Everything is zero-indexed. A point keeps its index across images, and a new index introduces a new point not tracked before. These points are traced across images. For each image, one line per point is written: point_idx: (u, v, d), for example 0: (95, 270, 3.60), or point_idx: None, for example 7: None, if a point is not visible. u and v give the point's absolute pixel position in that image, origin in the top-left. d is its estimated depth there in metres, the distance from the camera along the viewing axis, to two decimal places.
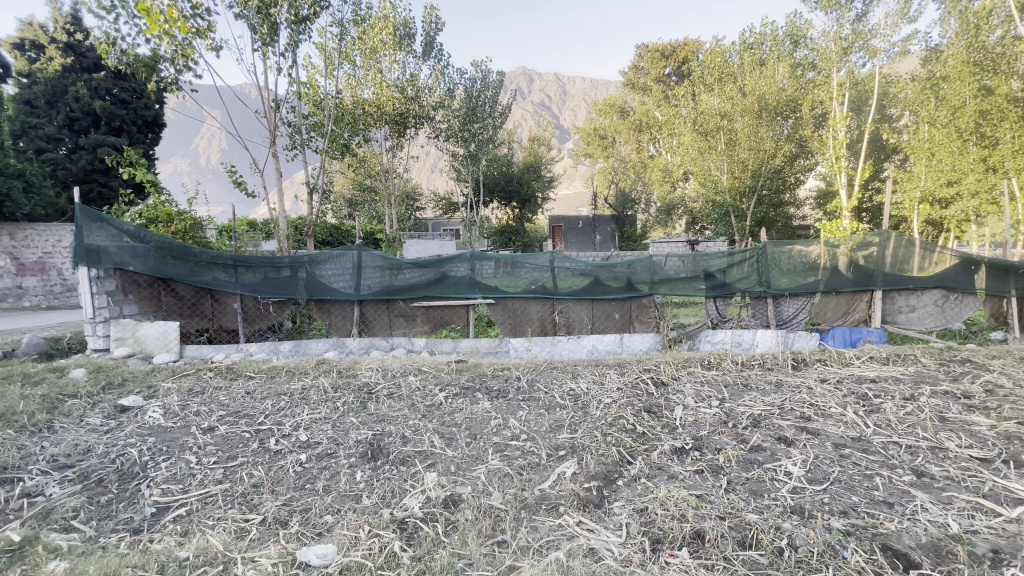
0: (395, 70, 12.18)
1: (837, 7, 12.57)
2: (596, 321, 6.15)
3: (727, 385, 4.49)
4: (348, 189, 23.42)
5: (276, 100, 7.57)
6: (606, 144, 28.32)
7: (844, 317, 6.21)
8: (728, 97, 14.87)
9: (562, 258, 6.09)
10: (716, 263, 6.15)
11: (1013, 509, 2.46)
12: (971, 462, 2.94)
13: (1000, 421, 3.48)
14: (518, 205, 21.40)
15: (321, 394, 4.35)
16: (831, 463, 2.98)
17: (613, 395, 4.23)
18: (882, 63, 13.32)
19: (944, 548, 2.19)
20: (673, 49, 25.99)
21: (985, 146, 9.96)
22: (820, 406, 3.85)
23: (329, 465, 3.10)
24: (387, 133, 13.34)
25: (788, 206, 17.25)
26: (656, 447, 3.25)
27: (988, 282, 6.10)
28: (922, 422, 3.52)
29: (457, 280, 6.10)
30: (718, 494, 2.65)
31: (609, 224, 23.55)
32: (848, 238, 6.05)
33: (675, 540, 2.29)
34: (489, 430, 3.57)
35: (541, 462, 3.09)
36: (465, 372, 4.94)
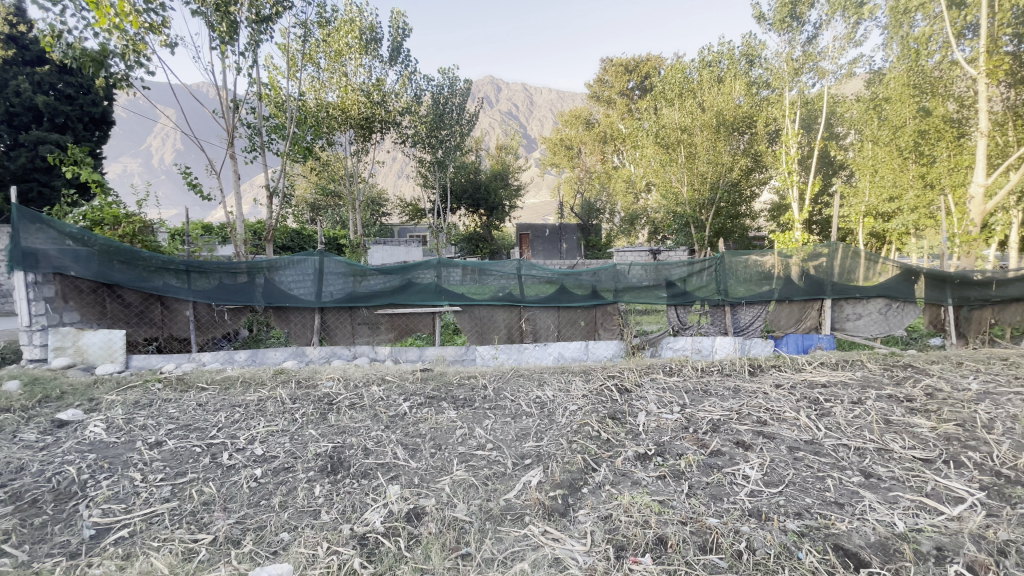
0: (361, 74, 12.00)
1: (789, 29, 13.22)
2: (561, 329, 6.21)
3: (688, 390, 4.60)
4: (310, 193, 22.86)
5: (235, 100, 7.31)
6: (572, 154, 28.81)
7: (797, 325, 6.49)
8: (689, 112, 15.38)
9: (528, 266, 6.11)
10: (677, 271, 6.32)
11: (953, 507, 2.61)
12: (915, 463, 3.11)
13: (939, 423, 3.70)
14: (485, 212, 21.39)
15: (279, 406, 4.19)
16: (786, 466, 3.10)
17: (578, 402, 4.26)
18: (830, 84, 14.01)
19: (891, 546, 2.30)
20: (636, 64, 26.99)
21: (924, 164, 10.79)
22: (775, 411, 4.00)
23: (286, 479, 2.99)
24: (352, 137, 13.13)
25: (744, 218, 18.00)
26: (620, 453, 3.29)
27: (927, 291, 6.47)
28: (869, 425, 3.70)
29: (423, 287, 6.01)
30: (679, 500, 2.70)
31: (575, 233, 23.92)
32: (800, 249, 6.34)
33: (638, 546, 2.32)
34: (454, 440, 3.52)
35: (507, 471, 3.07)
36: (431, 381, 4.87)
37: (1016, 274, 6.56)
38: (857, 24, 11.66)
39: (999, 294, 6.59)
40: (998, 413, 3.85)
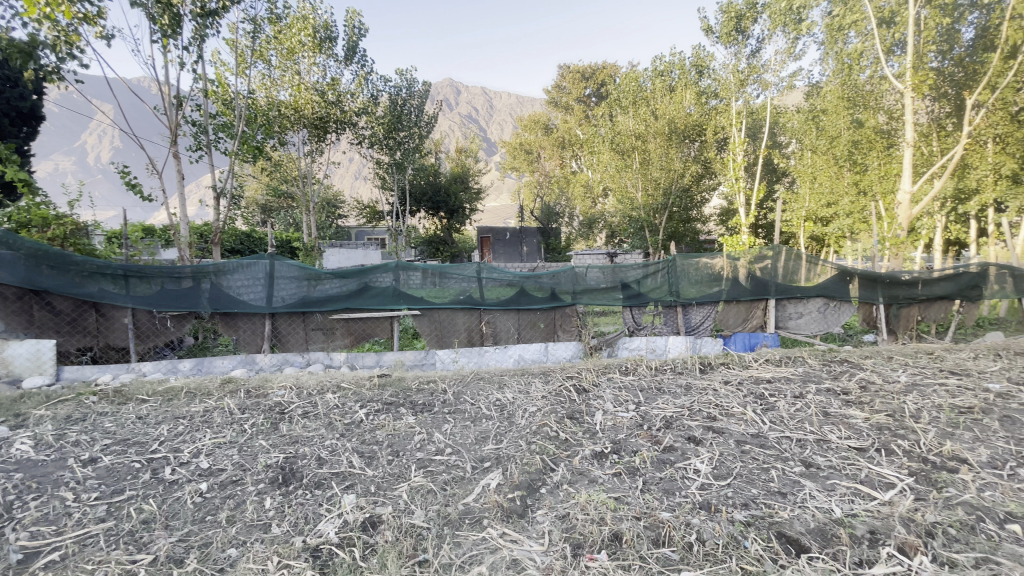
0: (315, 73, 11.69)
1: (735, 43, 13.84)
2: (521, 330, 6.24)
3: (643, 389, 4.73)
4: (261, 194, 21.96)
5: (178, 96, 6.95)
6: (532, 159, 29.07)
7: (744, 324, 6.78)
8: (643, 119, 15.85)
9: (488, 269, 6.10)
10: (632, 274, 6.48)
11: (885, 492, 2.79)
12: (851, 452, 3.31)
13: (872, 414, 3.96)
14: (446, 215, 21.23)
15: (226, 416, 4.00)
16: (734, 459, 3.23)
17: (537, 403, 4.30)
18: (773, 96, 14.70)
19: (829, 532, 2.43)
20: (593, 71, 27.80)
21: (858, 172, 11.49)
22: (723, 406, 4.17)
23: (233, 493, 2.86)
24: (306, 137, 12.73)
25: (696, 222, 18.72)
26: (577, 452, 3.34)
27: (861, 291, 6.92)
28: (809, 417, 3.92)
29: (380, 290, 5.90)
30: (635, 496, 2.77)
31: (535, 236, 24.14)
32: (746, 252, 6.64)
33: (595, 544, 2.35)
34: (412, 446, 3.47)
35: (466, 475, 3.05)
36: (389, 387, 4.78)
37: (939, 275, 7.08)
38: (796, 39, 12.34)
39: (924, 294, 7.09)
40: (923, 403, 4.16)
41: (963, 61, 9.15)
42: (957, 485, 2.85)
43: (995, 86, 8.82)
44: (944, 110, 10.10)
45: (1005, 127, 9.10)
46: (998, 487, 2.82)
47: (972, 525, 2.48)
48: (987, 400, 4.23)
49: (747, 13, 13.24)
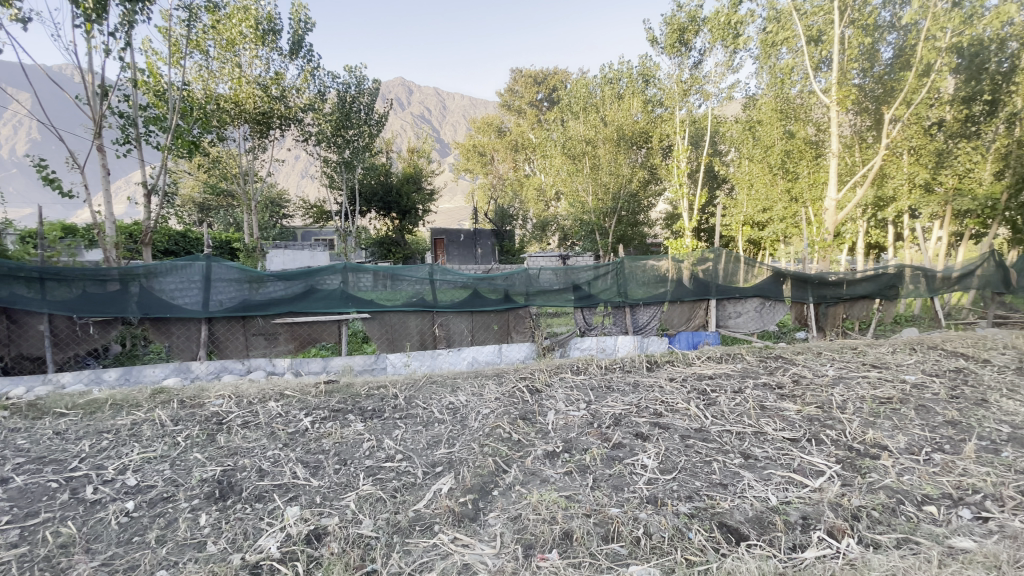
0: (258, 66, 11.17)
1: (678, 54, 14.41)
2: (475, 333, 6.22)
3: (594, 387, 4.83)
4: (199, 192, 20.72)
5: (103, 85, 6.43)
6: (485, 161, 29.06)
7: (687, 323, 7.07)
8: (593, 125, 16.28)
9: (441, 271, 6.03)
10: (584, 275, 6.61)
11: (815, 479, 2.99)
12: (785, 442, 3.52)
13: (803, 406, 4.24)
14: (397, 216, 20.85)
15: (157, 429, 3.75)
16: (679, 453, 3.35)
17: (490, 405, 4.29)
18: (714, 105, 15.26)
19: (766, 519, 2.57)
20: (544, 76, 28.34)
21: (790, 180, 12.36)
22: (669, 402, 4.33)
23: (164, 511, 2.67)
24: (247, 133, 12.13)
25: (644, 226, 19.35)
26: (530, 453, 3.37)
27: (794, 291, 7.36)
28: (747, 411, 4.14)
29: (327, 293, 5.70)
30: (585, 493, 2.82)
31: (489, 238, 24.13)
32: (690, 254, 6.92)
33: (545, 543, 2.38)
34: (361, 454, 3.37)
35: (417, 481, 3.00)
36: (336, 394, 4.63)
37: (861, 276, 7.64)
38: (734, 53, 13.03)
39: (848, 293, 7.63)
40: (849, 395, 4.49)
41: (881, 78, 10.00)
42: (879, 471, 3.09)
43: (910, 102, 9.55)
44: (865, 124, 11.02)
45: (918, 140, 10.07)
46: (914, 471, 3.07)
47: (893, 507, 2.69)
48: (903, 391, 4.62)
49: (689, 27, 13.82)
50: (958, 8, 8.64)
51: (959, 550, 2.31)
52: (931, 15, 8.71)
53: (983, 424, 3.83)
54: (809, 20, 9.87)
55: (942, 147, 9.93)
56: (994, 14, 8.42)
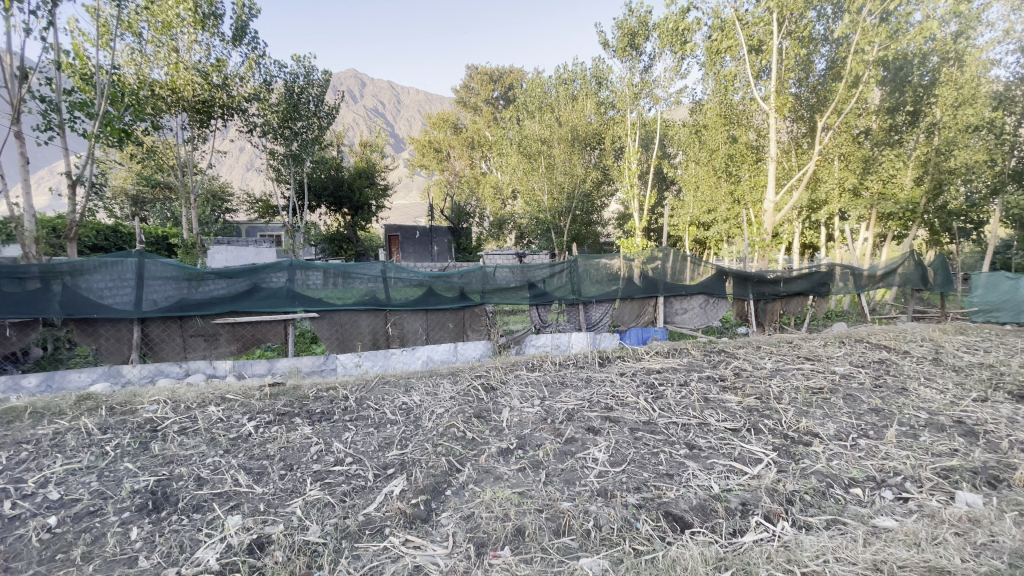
0: (197, 52, 10.55)
1: (629, 58, 14.76)
2: (429, 331, 6.15)
3: (548, 384, 4.90)
4: (132, 184, 19.38)
5: (22, 67, 5.88)
6: (441, 157, 28.69)
7: (637, 319, 7.28)
8: (548, 125, 16.48)
9: (395, 269, 5.92)
10: (539, 273, 6.65)
11: (754, 467, 3.16)
12: (726, 432, 3.70)
13: (743, 397, 4.47)
14: (349, 212, 20.29)
15: (83, 438, 3.48)
16: (628, 446, 3.45)
17: (445, 404, 4.26)
18: (663, 109, 15.67)
19: (709, 507, 2.69)
20: (500, 74, 28.47)
21: (733, 183, 12.98)
22: (619, 397, 4.45)
23: (91, 526, 2.49)
24: (185, 122, 11.48)
25: (597, 224, 19.74)
26: (483, 451, 3.37)
27: (736, 289, 7.73)
28: (692, 403, 4.32)
29: (273, 291, 5.48)
30: (538, 489, 2.85)
31: (446, 235, 23.81)
32: (640, 253, 7.12)
33: (498, 541, 2.39)
34: (308, 458, 3.26)
35: (368, 484, 2.94)
36: (283, 396, 4.46)
37: (796, 274, 8.11)
38: (682, 59, 13.51)
39: (785, 290, 8.08)
40: (785, 385, 4.77)
41: (815, 88, 10.65)
42: (811, 457, 3.30)
43: (841, 111, 10.20)
44: (801, 130, 11.77)
45: (848, 147, 10.80)
46: (842, 456, 3.31)
47: (824, 491, 2.89)
48: (833, 381, 4.96)
49: (639, 31, 14.19)
50: (885, 23, 8.90)
51: (882, 529, 2.51)
52: (860, 29, 8.94)
53: (902, 411, 4.17)
54: (751, 30, 10.11)
55: (869, 154, 10.78)
56: (918, 29, 8.63)
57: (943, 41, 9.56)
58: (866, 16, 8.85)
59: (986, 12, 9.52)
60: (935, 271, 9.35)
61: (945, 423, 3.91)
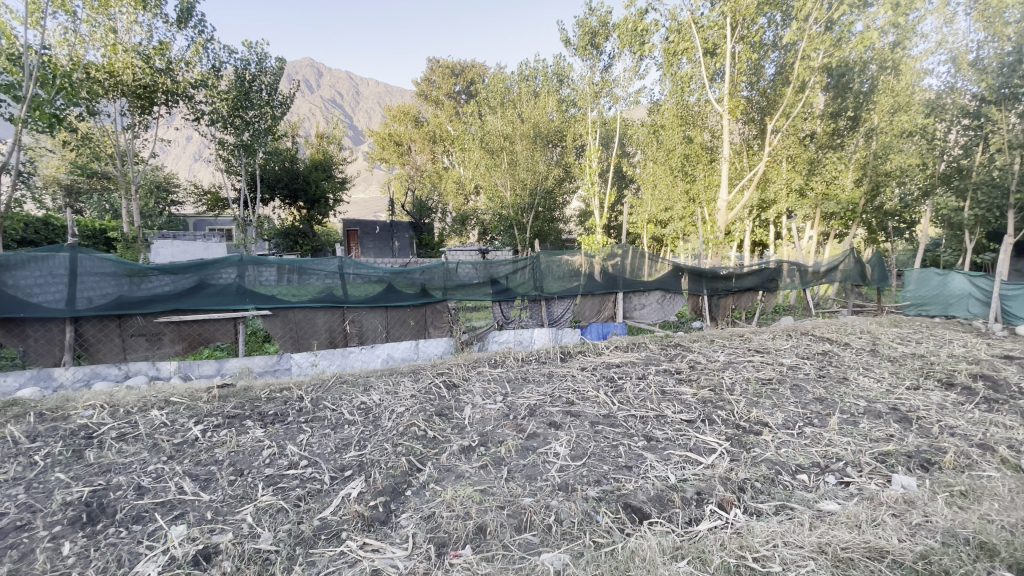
0: (137, 34, 9.91)
1: (590, 56, 14.92)
2: (389, 329, 6.03)
3: (510, 380, 4.91)
4: (65, 173, 18.09)
5: None
6: (401, 151, 28.22)
7: (597, 314, 7.40)
8: (510, 121, 16.49)
9: (353, 264, 5.75)
10: (502, 269, 6.63)
11: (708, 456, 3.28)
12: (682, 424, 3.82)
13: (697, 389, 4.62)
14: (305, 205, 19.62)
15: (7, 448, 3.21)
16: (589, 439, 3.51)
17: (405, 403, 4.19)
18: (622, 109, 15.92)
19: (666, 497, 2.77)
20: (462, 68, 28.22)
21: (688, 182, 13.39)
22: (580, 391, 4.51)
23: (16, 542, 2.30)
24: (125, 107, 10.77)
25: (558, 221, 19.93)
26: (445, 449, 3.34)
27: (692, 285, 7.97)
28: (650, 396, 4.43)
29: (221, 288, 5.23)
30: (499, 485, 2.86)
31: (407, 231, 23.29)
32: (601, 250, 7.22)
33: (459, 540, 2.38)
34: (259, 463, 3.14)
35: (324, 488, 2.86)
36: (233, 398, 4.28)
37: (748, 271, 8.44)
38: (640, 59, 13.79)
39: (737, 286, 8.40)
40: (736, 377, 4.97)
41: (765, 92, 11.08)
42: (761, 445, 3.46)
43: (788, 114, 10.65)
44: (752, 132, 12.26)
45: (795, 150, 11.35)
46: (790, 444, 3.48)
47: (773, 478, 3.02)
48: (781, 372, 5.21)
49: (599, 31, 14.37)
50: (829, 31, 9.31)
51: (826, 512, 2.65)
52: (807, 37, 9.33)
53: (844, 400, 4.43)
54: (706, 34, 10.29)
55: (813, 156, 11.46)
56: (859, 38, 9.07)
57: (881, 51, 10.26)
58: (812, 24, 9.22)
59: (921, 24, 10.17)
60: (873, 268, 9.96)
61: (881, 410, 4.19)
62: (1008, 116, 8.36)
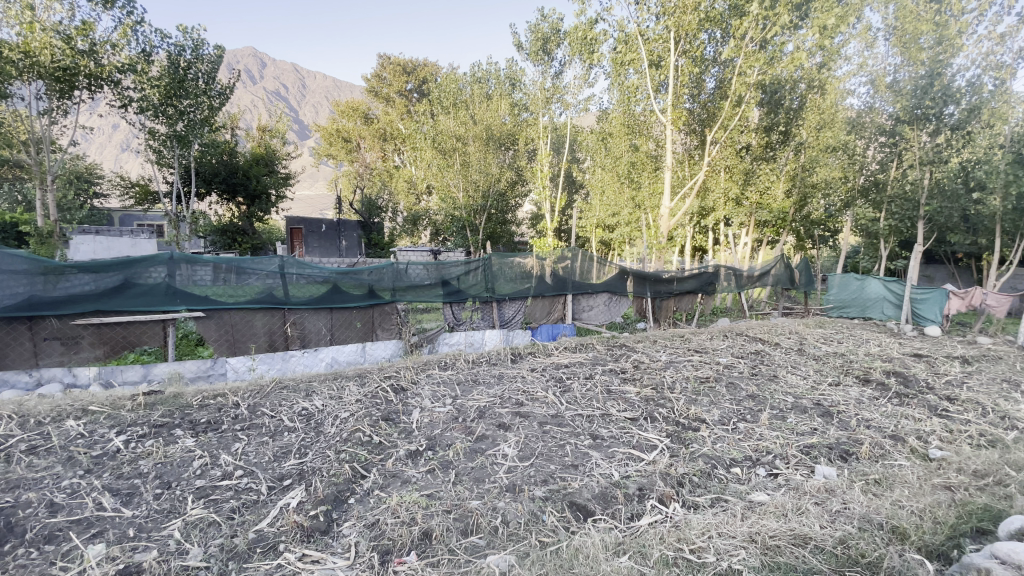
0: (56, 11, 9.10)
1: (542, 62, 15.12)
2: (335, 331, 5.83)
3: (460, 382, 4.88)
4: None
5: None
6: (350, 148, 27.46)
7: (547, 316, 7.48)
8: (463, 122, 16.40)
9: (296, 264, 5.53)
10: (453, 271, 6.56)
11: (649, 453, 3.39)
12: (626, 422, 3.94)
13: (641, 388, 4.78)
14: (245, 201, 18.67)
15: None
16: (537, 439, 3.55)
17: (350, 408, 4.07)
18: (572, 115, 16.20)
19: (609, 494, 2.84)
20: (414, 67, 27.73)
21: (634, 189, 13.85)
22: (529, 392, 4.56)
23: None
24: (41, 90, 9.75)
25: (510, 223, 20.03)
26: (391, 454, 3.28)
27: (638, 289, 8.23)
28: (596, 395, 4.55)
29: (149, 288, 4.90)
30: (446, 489, 2.83)
31: (355, 230, 22.54)
32: (551, 253, 7.31)
33: (403, 547, 2.34)
34: (189, 474, 2.95)
35: (260, 499, 2.73)
36: (161, 406, 4.00)
37: (689, 274, 8.82)
38: (590, 67, 14.13)
39: (678, 288, 8.75)
40: (677, 376, 5.19)
41: (706, 105, 11.51)
42: (698, 441, 3.62)
43: (726, 127, 11.20)
44: (693, 143, 12.81)
45: (731, 161, 12.13)
46: (725, 440, 3.66)
47: (709, 472, 3.17)
48: (717, 371, 5.49)
49: (551, 37, 14.60)
50: (764, 50, 9.86)
51: (757, 503, 2.81)
52: (743, 54, 9.82)
53: (773, 396, 4.72)
54: (651, 46, 10.45)
55: (748, 168, 12.13)
56: (789, 58, 9.68)
57: (810, 71, 10.98)
58: (748, 42, 9.73)
59: (846, 47, 11.04)
60: (800, 273, 10.64)
61: (806, 405, 4.50)
62: (920, 134, 9.25)
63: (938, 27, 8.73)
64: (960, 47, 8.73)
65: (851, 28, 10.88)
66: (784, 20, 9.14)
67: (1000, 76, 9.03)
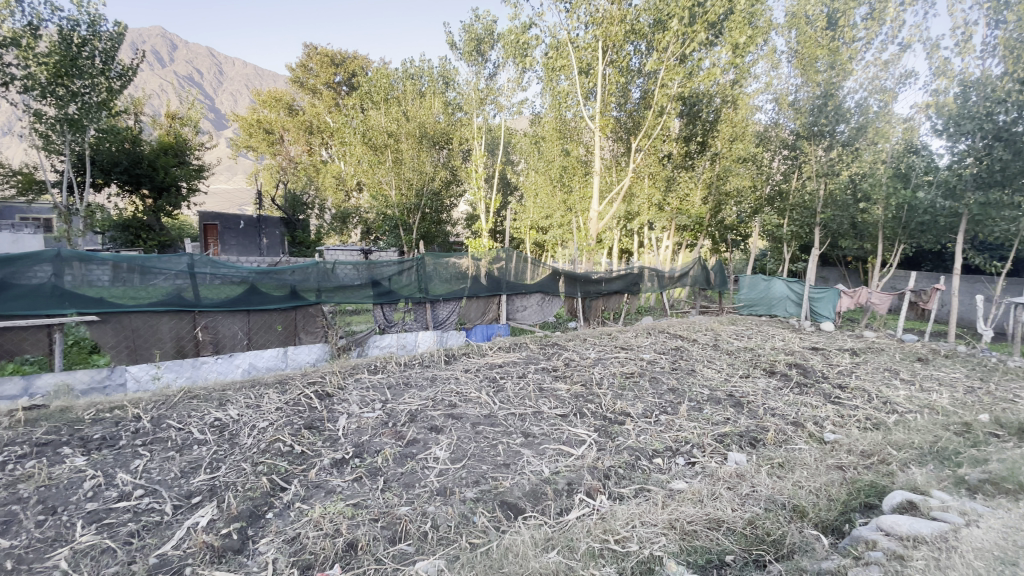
0: None
1: (475, 62, 15.09)
2: (253, 335, 5.47)
3: (390, 386, 4.76)
4: None
5: None
6: (272, 140, 25.95)
7: (482, 316, 7.49)
8: (394, 118, 15.95)
9: (208, 263, 5.14)
10: (385, 270, 6.39)
11: (578, 448, 3.50)
12: (557, 418, 4.03)
13: (571, 386, 4.91)
14: (151, 193, 17.06)
15: None
16: (469, 440, 3.54)
17: (269, 417, 3.84)
18: (506, 117, 16.29)
19: (540, 491, 2.89)
20: (343, 59, 26.50)
21: (566, 192, 14.22)
22: (462, 393, 4.54)
23: None
24: None
25: (444, 223, 19.85)
26: (314, 464, 3.13)
27: (569, 289, 8.45)
28: (529, 393, 4.62)
29: (32, 289, 4.40)
30: (374, 497, 2.76)
31: (277, 227, 21.10)
32: (487, 254, 7.35)
33: (326, 560, 2.24)
34: (78, 497, 2.65)
35: (165, 519, 2.51)
36: (45, 422, 3.56)
37: (616, 275, 9.18)
38: (523, 71, 14.28)
39: (607, 289, 9.08)
40: (605, 372, 5.39)
41: (632, 114, 12.01)
42: (624, 434, 3.79)
43: (650, 135, 11.71)
44: (620, 150, 13.36)
45: (655, 169, 12.63)
46: (648, 432, 3.85)
47: (633, 463, 3.33)
48: (642, 366, 5.77)
49: (484, 38, 14.66)
50: (683, 64, 10.40)
51: (676, 491, 2.99)
52: (665, 66, 10.33)
53: (692, 389, 5.04)
54: (580, 54, 10.71)
55: (669, 175, 12.80)
56: (706, 74, 10.29)
57: (724, 87, 11.66)
58: (669, 55, 10.24)
59: (755, 66, 12.00)
60: (716, 274, 11.40)
61: (720, 396, 4.85)
62: (817, 149, 10.42)
63: (831, 52, 9.67)
64: (849, 71, 9.76)
65: (759, 50, 11.84)
66: (700, 36, 9.75)
67: (883, 99, 10.16)
